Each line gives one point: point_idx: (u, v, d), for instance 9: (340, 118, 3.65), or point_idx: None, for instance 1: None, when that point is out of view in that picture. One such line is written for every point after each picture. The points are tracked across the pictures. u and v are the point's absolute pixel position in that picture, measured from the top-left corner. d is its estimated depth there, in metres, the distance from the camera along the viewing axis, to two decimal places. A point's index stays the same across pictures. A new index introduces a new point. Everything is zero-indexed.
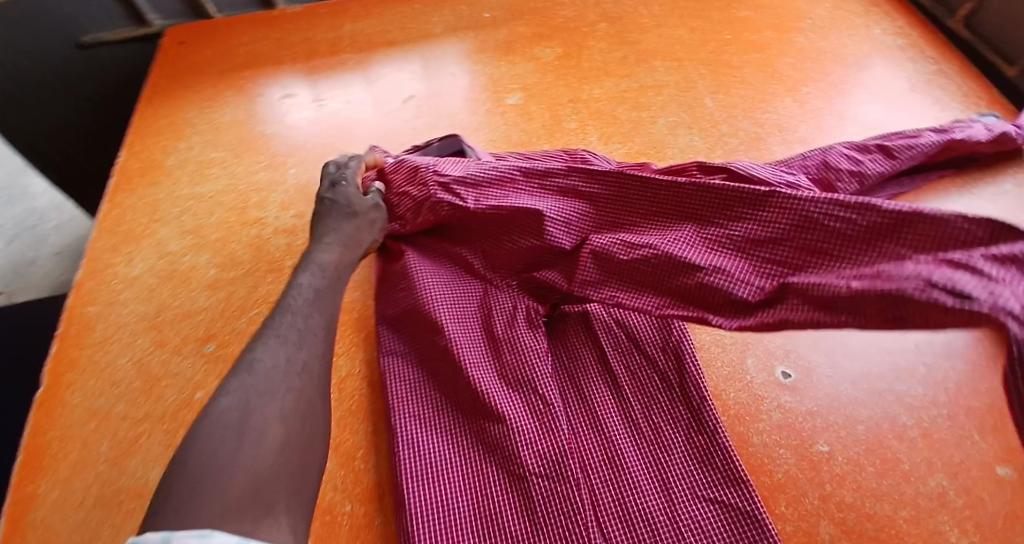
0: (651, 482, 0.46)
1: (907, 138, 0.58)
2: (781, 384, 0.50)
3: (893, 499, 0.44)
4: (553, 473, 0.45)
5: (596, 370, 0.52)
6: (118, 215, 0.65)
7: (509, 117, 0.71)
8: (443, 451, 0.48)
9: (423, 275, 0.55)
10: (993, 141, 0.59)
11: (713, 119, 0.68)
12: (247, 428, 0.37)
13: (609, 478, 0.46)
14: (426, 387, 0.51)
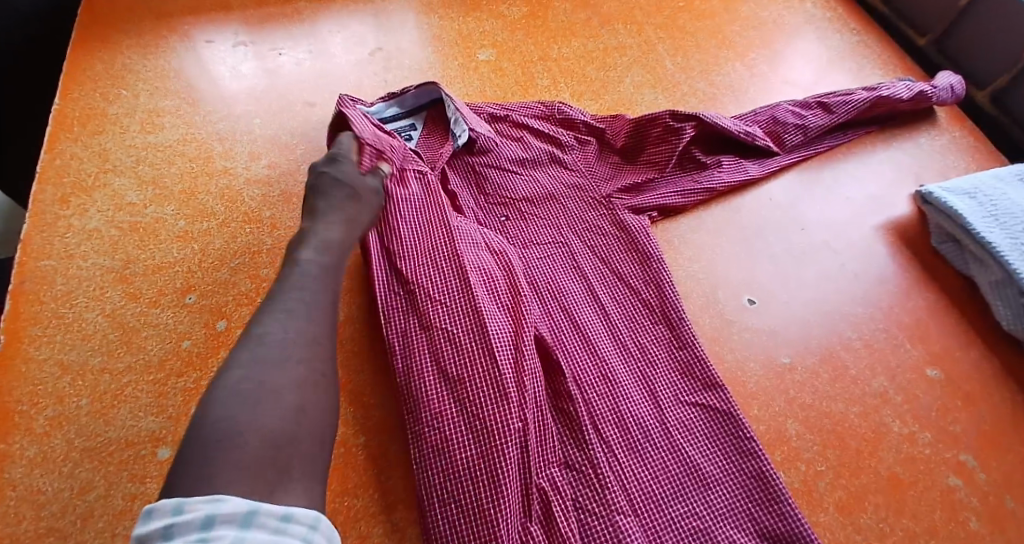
0: (640, 391, 0.50)
1: (843, 95, 0.67)
2: (746, 309, 0.56)
3: (845, 398, 0.51)
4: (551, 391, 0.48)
5: (584, 297, 0.55)
6: (61, 165, 0.59)
7: (483, 73, 0.73)
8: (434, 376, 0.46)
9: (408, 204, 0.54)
10: (914, 99, 0.67)
11: (673, 81, 0.74)
12: (258, 390, 0.31)
13: (604, 391, 0.49)
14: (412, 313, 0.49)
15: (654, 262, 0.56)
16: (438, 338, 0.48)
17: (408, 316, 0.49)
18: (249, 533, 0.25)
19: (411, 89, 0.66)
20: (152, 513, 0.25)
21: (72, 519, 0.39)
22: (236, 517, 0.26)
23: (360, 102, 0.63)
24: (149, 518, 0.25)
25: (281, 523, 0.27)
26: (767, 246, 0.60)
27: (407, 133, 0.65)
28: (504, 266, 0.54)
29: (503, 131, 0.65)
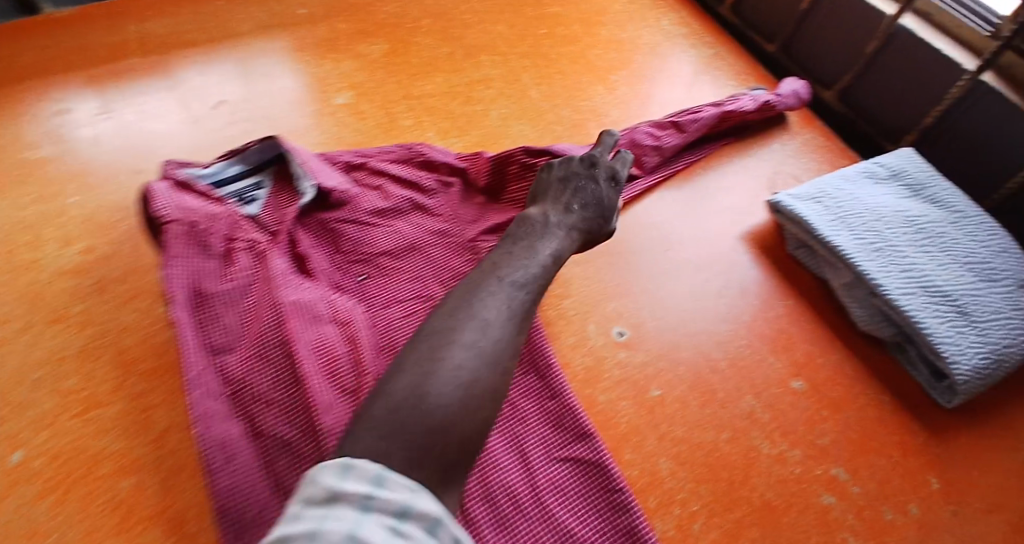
0: (509, 452, 0.47)
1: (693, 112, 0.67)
2: (618, 343, 0.55)
3: (716, 425, 0.51)
4: None
5: None
6: None
7: (339, 118, 0.69)
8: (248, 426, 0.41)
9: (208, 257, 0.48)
10: (759, 110, 0.69)
11: (538, 109, 0.72)
12: None
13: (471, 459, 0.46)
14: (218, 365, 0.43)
15: None
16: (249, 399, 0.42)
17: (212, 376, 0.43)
18: (405, 524, 0.26)
19: (253, 143, 0.57)
20: (323, 472, 0.28)
21: None
22: (394, 508, 0.27)
23: (191, 165, 0.56)
24: (348, 476, 0.28)
25: (398, 524, 0.26)
26: (631, 271, 0.60)
27: (252, 194, 0.56)
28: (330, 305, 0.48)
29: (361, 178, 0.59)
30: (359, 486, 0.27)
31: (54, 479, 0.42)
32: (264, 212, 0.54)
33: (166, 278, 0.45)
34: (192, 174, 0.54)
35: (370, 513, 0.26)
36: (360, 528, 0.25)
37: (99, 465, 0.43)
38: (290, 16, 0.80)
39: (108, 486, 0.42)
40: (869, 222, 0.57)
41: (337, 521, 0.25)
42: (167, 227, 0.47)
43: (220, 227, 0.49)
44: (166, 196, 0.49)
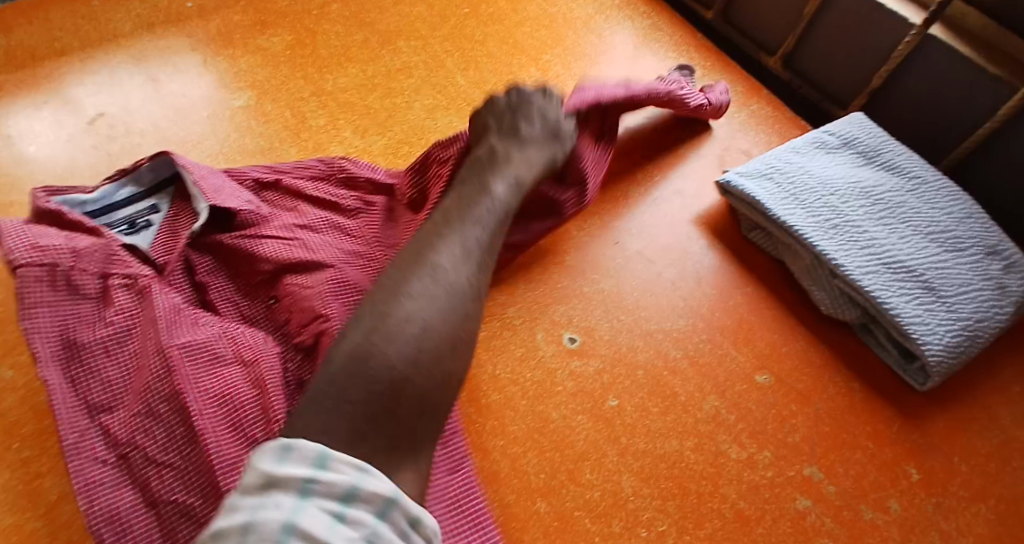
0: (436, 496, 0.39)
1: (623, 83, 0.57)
2: (569, 351, 0.50)
3: (679, 432, 0.47)
4: None
5: None
6: None
7: (239, 122, 0.62)
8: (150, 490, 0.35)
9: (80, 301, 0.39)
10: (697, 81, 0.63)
11: (469, 98, 0.67)
12: None
13: None
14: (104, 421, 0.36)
15: None
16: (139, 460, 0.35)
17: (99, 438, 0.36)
18: (348, 509, 0.27)
19: (145, 161, 0.49)
20: (260, 457, 0.28)
21: None
22: (337, 491, 0.27)
23: (72, 189, 0.48)
24: (287, 459, 0.28)
25: (341, 508, 0.26)
26: (580, 271, 0.55)
27: (146, 218, 0.48)
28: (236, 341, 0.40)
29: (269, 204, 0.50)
30: (297, 470, 0.27)
31: None
32: (151, 243, 0.46)
33: (26, 334, 0.37)
34: (73, 201, 0.47)
35: (310, 498, 0.26)
36: (299, 517, 0.25)
37: None
38: (179, 10, 0.71)
39: None
40: (823, 197, 0.54)
41: (273, 511, 0.26)
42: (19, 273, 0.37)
43: (94, 260, 0.40)
44: (17, 232, 0.39)
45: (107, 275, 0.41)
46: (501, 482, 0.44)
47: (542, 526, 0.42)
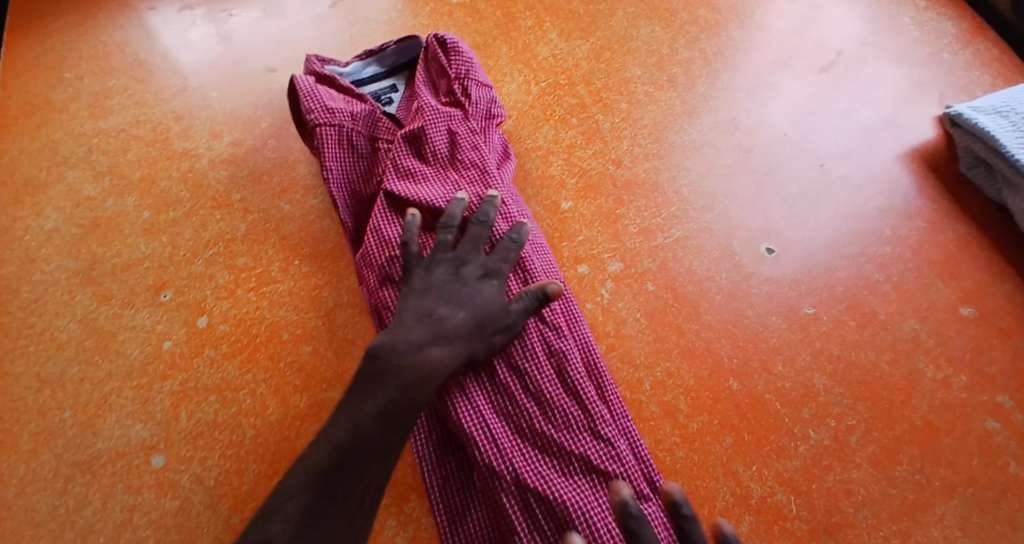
0: (567, 404, 0.40)
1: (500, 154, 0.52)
2: (765, 259, 0.52)
3: (875, 345, 0.49)
4: (552, 381, 0.41)
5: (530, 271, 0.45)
6: (10, 162, 0.54)
7: (458, 18, 0.64)
8: None
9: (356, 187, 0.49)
10: (813, 87, 0.61)
11: (670, 9, 0.66)
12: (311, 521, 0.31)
13: (558, 395, 0.41)
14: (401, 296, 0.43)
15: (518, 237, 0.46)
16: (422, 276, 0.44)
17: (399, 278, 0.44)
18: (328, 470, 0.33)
19: (391, 45, 0.57)
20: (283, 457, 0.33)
21: (72, 536, 0.38)
22: None
23: (330, 64, 0.56)
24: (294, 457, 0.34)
25: None
26: (783, 187, 0.56)
27: (387, 95, 0.56)
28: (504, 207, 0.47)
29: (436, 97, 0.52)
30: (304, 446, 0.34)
31: (240, 345, 0.45)
32: (383, 124, 0.51)
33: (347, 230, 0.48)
34: (328, 75, 0.54)
35: None
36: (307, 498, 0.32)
37: (279, 333, 0.45)
38: None
39: (289, 352, 0.45)
40: None
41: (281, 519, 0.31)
42: (318, 131, 0.49)
43: (360, 132, 0.50)
44: (311, 93, 0.50)
45: (375, 140, 0.51)
46: (696, 361, 0.47)
47: (734, 400, 0.46)
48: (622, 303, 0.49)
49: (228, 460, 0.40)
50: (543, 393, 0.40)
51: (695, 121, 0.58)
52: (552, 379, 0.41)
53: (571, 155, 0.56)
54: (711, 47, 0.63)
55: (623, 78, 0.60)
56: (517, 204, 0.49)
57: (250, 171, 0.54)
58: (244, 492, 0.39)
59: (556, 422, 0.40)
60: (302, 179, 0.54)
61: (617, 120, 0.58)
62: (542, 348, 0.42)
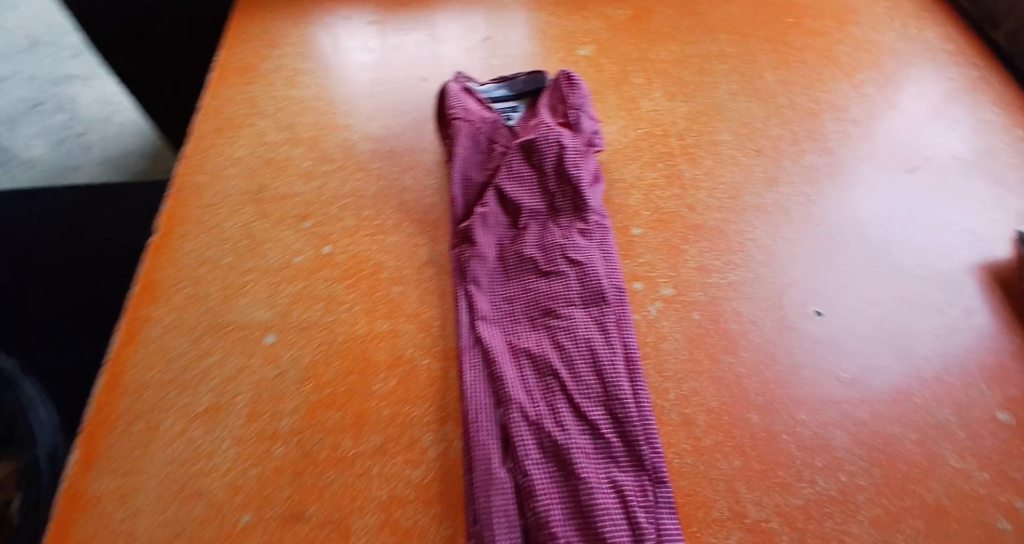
0: (595, 386, 0.47)
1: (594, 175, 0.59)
2: (811, 320, 0.56)
3: (901, 421, 0.50)
4: (586, 364, 0.48)
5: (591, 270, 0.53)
6: (220, 104, 0.70)
7: (581, 67, 0.76)
8: (501, 285, 0.54)
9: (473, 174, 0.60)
10: (894, 185, 0.65)
11: (772, 92, 0.73)
12: None
13: (587, 378, 0.48)
14: (484, 272, 0.54)
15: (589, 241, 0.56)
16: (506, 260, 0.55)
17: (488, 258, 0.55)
18: None
19: (522, 76, 0.68)
20: None
21: (192, 375, 0.48)
22: None
23: (473, 82, 0.68)
24: None
25: None
26: (847, 263, 0.60)
27: (508, 113, 0.65)
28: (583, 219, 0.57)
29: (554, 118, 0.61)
30: None
31: (351, 272, 0.56)
32: (504, 129, 0.62)
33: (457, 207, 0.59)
34: (472, 86, 0.66)
35: None
36: None
37: (379, 272, 0.56)
38: None
39: (383, 288, 0.55)
40: None
41: None
42: (455, 122, 0.61)
43: (484, 131, 0.61)
44: (456, 96, 0.64)
45: (494, 141, 0.61)
46: (723, 387, 0.52)
47: (750, 432, 0.49)
48: (666, 322, 0.55)
49: (318, 352, 0.50)
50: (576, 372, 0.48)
51: (775, 188, 0.65)
52: (587, 363, 0.48)
53: (651, 193, 0.63)
54: (804, 131, 0.70)
55: (714, 140, 0.68)
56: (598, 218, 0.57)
57: (389, 149, 0.67)
58: (327, 377, 0.49)
59: (581, 399, 0.47)
60: (425, 163, 0.65)
61: (700, 174, 0.65)
62: (584, 338, 0.49)
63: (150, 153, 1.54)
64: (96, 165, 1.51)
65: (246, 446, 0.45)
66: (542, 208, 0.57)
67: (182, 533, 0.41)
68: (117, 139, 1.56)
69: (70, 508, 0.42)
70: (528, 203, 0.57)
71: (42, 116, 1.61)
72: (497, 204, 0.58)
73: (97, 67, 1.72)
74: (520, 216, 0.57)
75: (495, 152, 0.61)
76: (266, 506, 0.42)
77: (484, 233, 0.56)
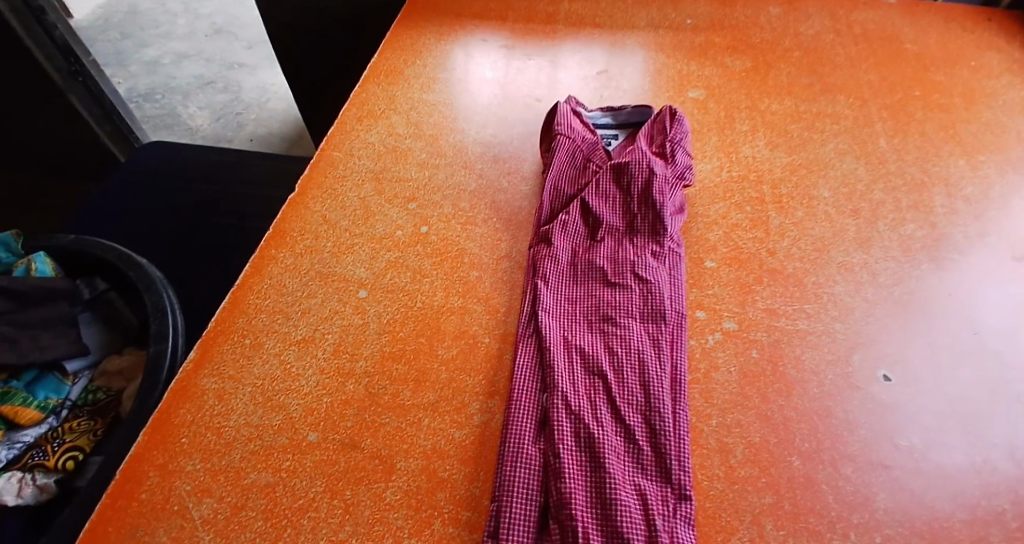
0: (637, 396, 0.49)
1: (676, 206, 0.62)
2: (878, 382, 0.54)
3: (954, 501, 0.48)
4: (632, 375, 0.50)
5: (655, 291, 0.55)
6: (365, 98, 0.81)
7: (688, 107, 0.79)
8: (567, 285, 0.57)
9: (562, 185, 0.64)
10: (999, 268, 0.62)
11: (881, 157, 0.73)
12: None
13: (630, 388, 0.49)
14: (554, 271, 0.58)
15: (660, 264, 0.58)
16: (577, 266, 0.58)
17: (560, 260, 0.59)
18: None
19: (628, 108, 0.73)
20: None
21: (297, 309, 0.57)
22: None
23: (582, 107, 0.73)
24: None
25: None
26: (929, 334, 0.57)
27: (608, 139, 0.71)
28: (656, 243, 0.59)
29: (651, 149, 0.66)
30: None
31: (439, 252, 0.63)
32: (601, 151, 0.66)
33: (542, 213, 0.63)
34: (580, 111, 0.72)
35: None
36: None
37: (463, 256, 0.62)
38: (679, 22, 0.92)
39: (463, 270, 0.61)
40: None
41: None
42: (558, 137, 0.66)
43: (583, 150, 0.66)
44: (564, 115, 0.69)
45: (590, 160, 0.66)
46: (768, 425, 0.52)
47: (788, 473, 0.49)
48: (721, 353, 0.56)
49: (399, 313, 0.57)
50: (620, 380, 0.50)
51: (866, 250, 0.64)
52: (631, 374, 0.50)
53: (732, 232, 0.65)
54: (908, 200, 0.68)
55: (811, 193, 0.69)
56: (672, 243, 0.60)
57: (496, 154, 0.74)
58: (402, 335, 0.55)
59: (620, 406, 0.48)
60: (525, 171, 0.72)
61: (786, 222, 0.66)
62: (634, 351, 0.51)
63: (291, 138, 1.76)
64: (248, 142, 1.75)
65: (325, 377, 0.52)
66: (621, 226, 0.60)
67: (262, 436, 0.49)
68: (268, 122, 1.80)
69: (182, 394, 0.51)
70: (608, 218, 0.60)
71: (213, 93, 1.89)
72: (579, 215, 0.61)
73: (267, 59, 1.99)
74: (598, 228, 0.60)
75: (589, 169, 0.65)
76: (331, 431, 0.49)
77: (561, 238, 0.60)
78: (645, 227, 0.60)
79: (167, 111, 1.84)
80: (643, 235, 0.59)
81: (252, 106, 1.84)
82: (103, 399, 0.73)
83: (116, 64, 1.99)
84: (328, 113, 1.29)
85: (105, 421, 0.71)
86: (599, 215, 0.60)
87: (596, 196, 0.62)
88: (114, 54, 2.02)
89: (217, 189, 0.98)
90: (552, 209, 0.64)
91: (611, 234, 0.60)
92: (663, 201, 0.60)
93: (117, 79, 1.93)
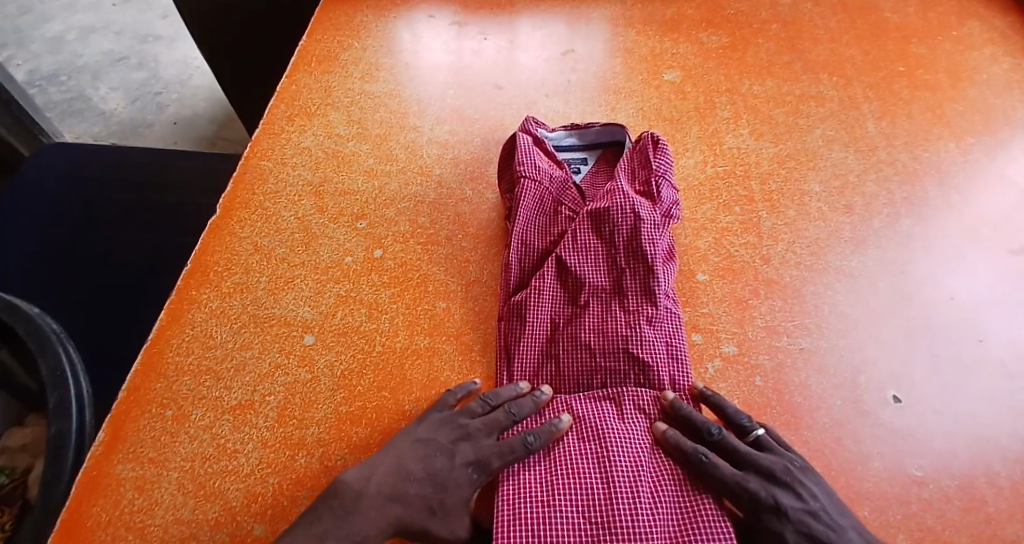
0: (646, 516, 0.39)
1: (668, 254, 0.53)
2: (888, 405, 0.50)
3: (972, 534, 0.44)
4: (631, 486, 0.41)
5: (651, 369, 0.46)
6: (296, 91, 0.70)
7: (664, 92, 0.72)
8: (546, 366, 0.48)
9: (531, 238, 0.54)
10: (997, 264, 0.58)
11: (871, 144, 0.68)
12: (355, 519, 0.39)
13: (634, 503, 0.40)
14: (530, 348, 0.48)
15: (657, 332, 0.48)
16: (558, 340, 0.49)
17: (538, 335, 0.49)
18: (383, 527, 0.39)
19: (596, 124, 0.62)
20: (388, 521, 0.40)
21: (229, 366, 0.48)
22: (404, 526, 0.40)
23: (543, 126, 0.63)
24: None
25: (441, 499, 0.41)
26: (932, 345, 0.53)
27: (577, 166, 0.62)
28: (652, 306, 0.49)
29: (632, 186, 0.56)
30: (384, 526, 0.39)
31: (397, 280, 0.54)
32: (573, 191, 0.56)
33: (508, 275, 0.53)
34: (542, 136, 0.61)
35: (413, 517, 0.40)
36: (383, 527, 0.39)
37: (426, 283, 0.54)
38: None
39: (427, 301, 0.53)
40: None
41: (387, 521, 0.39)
42: (521, 180, 0.56)
43: (552, 193, 0.56)
44: (525, 150, 0.57)
45: (561, 204, 0.56)
46: None
47: None
48: (723, 383, 0.50)
49: (354, 361, 0.49)
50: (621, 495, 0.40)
51: (861, 252, 0.59)
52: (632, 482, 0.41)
53: (723, 238, 0.60)
54: (901, 192, 0.64)
55: (802, 189, 0.63)
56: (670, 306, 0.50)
57: (454, 155, 0.65)
58: (360, 389, 0.47)
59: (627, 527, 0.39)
60: (489, 176, 0.63)
61: (779, 224, 0.61)
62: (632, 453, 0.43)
63: (220, 119, 1.59)
64: (170, 126, 1.57)
65: (269, 451, 0.44)
66: (607, 287, 0.50)
67: (196, 535, 0.40)
68: (192, 102, 1.62)
69: (94, 486, 0.42)
70: (591, 278, 0.50)
71: (129, 71, 1.68)
72: (556, 277, 0.51)
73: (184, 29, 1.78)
74: (580, 292, 0.50)
75: (561, 215, 0.55)
76: (281, 520, 0.41)
77: (536, 309, 0.50)
78: (638, 286, 0.50)
79: (72, 94, 1.63)
80: (635, 296, 0.49)
81: (172, 85, 1.65)
82: (7, 484, 0.60)
83: (11, 42, 1.74)
84: (266, 92, 1.16)
85: (12, 512, 0.59)
86: (579, 275, 0.51)
87: (575, 247, 0.52)
88: (8, 30, 1.77)
89: (132, 202, 0.85)
90: (522, 270, 0.53)
91: (596, 299, 0.50)
92: (654, 255, 0.51)
93: (14, 60, 1.70)
